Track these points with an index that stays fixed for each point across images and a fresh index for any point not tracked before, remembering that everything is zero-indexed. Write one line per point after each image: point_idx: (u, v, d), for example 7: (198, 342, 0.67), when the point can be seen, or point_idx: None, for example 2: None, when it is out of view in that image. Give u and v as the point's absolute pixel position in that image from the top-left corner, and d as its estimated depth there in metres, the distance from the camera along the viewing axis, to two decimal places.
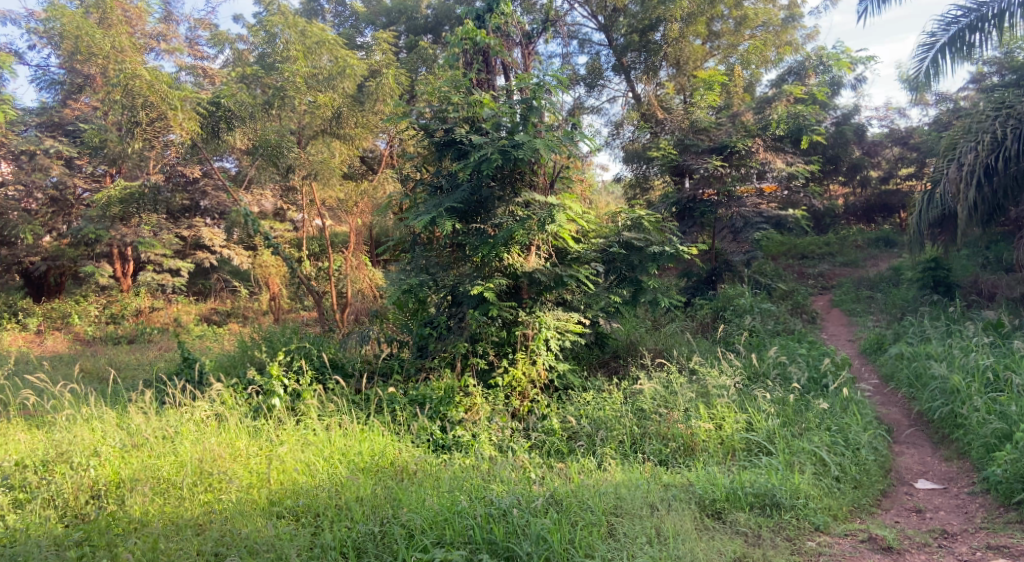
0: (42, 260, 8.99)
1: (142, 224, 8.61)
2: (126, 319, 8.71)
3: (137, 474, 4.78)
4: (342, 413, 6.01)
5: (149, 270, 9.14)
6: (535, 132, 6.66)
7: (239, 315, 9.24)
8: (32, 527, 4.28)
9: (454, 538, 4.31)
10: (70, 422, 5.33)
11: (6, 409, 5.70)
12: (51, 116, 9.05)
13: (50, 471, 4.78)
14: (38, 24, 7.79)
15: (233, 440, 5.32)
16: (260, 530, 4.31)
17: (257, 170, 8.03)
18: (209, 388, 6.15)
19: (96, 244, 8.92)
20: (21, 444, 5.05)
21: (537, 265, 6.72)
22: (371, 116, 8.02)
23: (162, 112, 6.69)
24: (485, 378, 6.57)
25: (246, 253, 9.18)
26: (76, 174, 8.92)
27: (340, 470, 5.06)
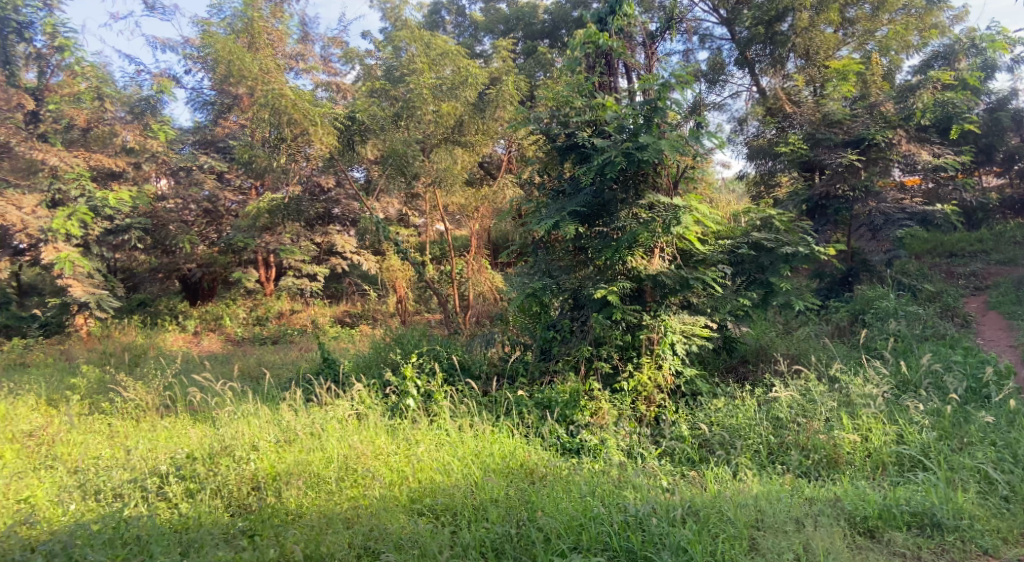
0: (198, 267, 9.73)
1: (284, 233, 9.22)
2: (270, 321, 9.37)
3: (292, 469, 5.10)
4: (472, 414, 6.15)
5: (290, 276, 9.75)
6: (659, 133, 6.45)
7: (368, 318, 9.68)
8: (204, 515, 4.62)
9: (590, 544, 4.33)
10: (231, 418, 5.78)
11: (176, 405, 6.23)
12: (204, 135, 9.73)
13: (215, 463, 5.13)
14: (193, 51, 8.45)
15: (373, 438, 5.60)
16: (404, 527, 4.50)
17: (386, 179, 8.38)
18: (350, 388, 6.48)
19: (244, 252, 9.64)
20: (191, 438, 5.49)
21: (661, 268, 6.57)
22: (492, 123, 8.17)
23: (304, 127, 7.20)
24: (610, 383, 6.49)
25: (375, 259, 9.62)
26: (226, 188, 9.60)
27: (474, 471, 5.21)
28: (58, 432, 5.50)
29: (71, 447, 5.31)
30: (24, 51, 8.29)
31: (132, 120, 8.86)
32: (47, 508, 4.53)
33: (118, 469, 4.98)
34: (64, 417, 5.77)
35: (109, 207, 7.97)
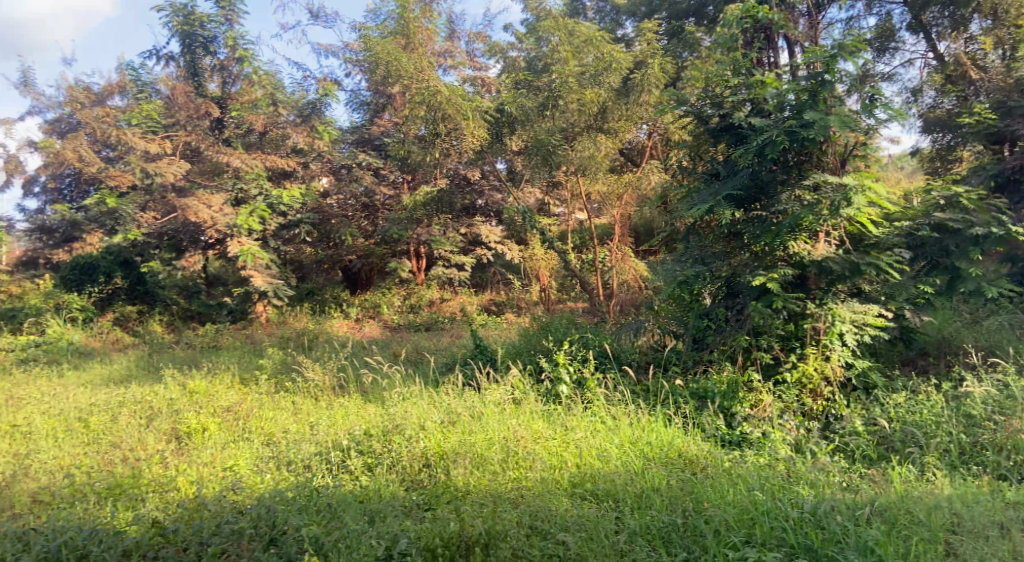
0: (357, 259, 10.29)
1: (434, 225, 9.60)
2: (422, 309, 9.80)
3: (457, 448, 5.33)
4: (627, 403, 6.09)
5: (440, 266, 10.14)
6: (826, 108, 6.01)
7: (513, 306, 9.85)
8: (382, 488, 4.93)
9: (765, 539, 4.14)
10: (399, 399, 6.13)
11: (348, 384, 6.69)
12: (362, 134, 10.21)
13: (389, 440, 5.48)
14: (353, 54, 8.97)
15: (531, 423, 5.73)
16: (569, 510, 4.55)
17: (532, 169, 8.46)
18: (506, 374, 6.65)
19: (398, 243, 10.13)
20: (365, 417, 5.88)
21: (827, 253, 6.11)
22: (635, 107, 7.87)
23: (457, 122, 7.44)
24: (770, 374, 6.13)
25: (519, 248, 9.78)
26: (382, 183, 10.08)
27: (633, 458, 5.18)
28: (251, 407, 6.09)
29: (264, 422, 5.87)
30: (210, 63, 8.97)
31: (301, 123, 9.51)
32: (249, 475, 5.01)
33: (306, 443, 5.49)
34: (255, 394, 6.37)
35: (284, 204, 8.67)
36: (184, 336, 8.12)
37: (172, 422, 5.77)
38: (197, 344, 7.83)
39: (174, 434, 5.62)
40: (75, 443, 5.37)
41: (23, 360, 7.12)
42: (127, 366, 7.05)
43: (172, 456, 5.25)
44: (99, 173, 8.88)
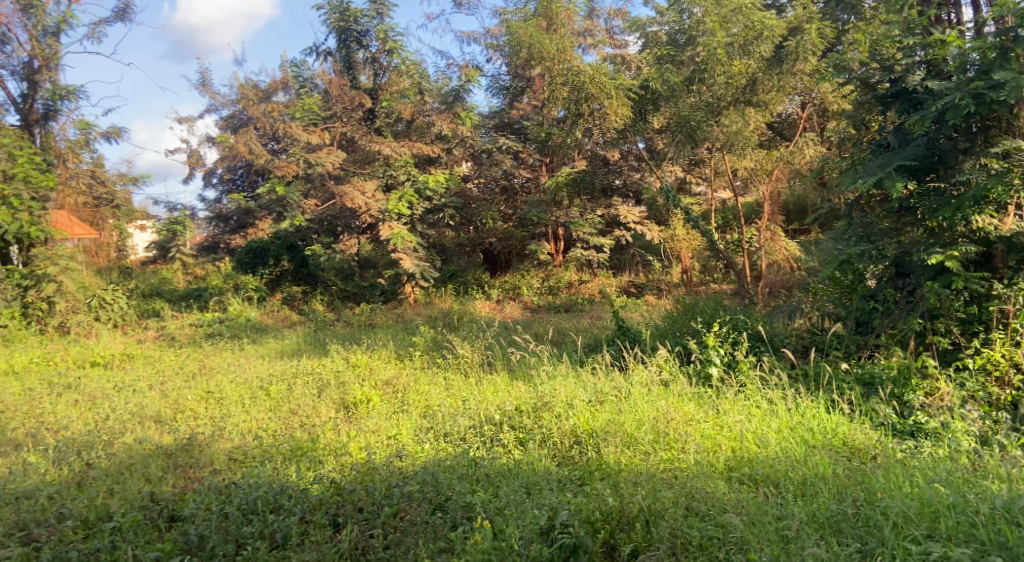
0: (497, 241, 10.51)
1: (572, 207, 9.65)
2: (561, 290, 9.88)
3: (607, 427, 5.33)
4: (784, 387, 5.82)
5: (578, 247, 10.16)
6: (1021, 66, 5.36)
7: (652, 289, 9.67)
8: (535, 462, 5.02)
9: (952, 534, 3.82)
10: (547, 377, 6.25)
11: (498, 361, 6.90)
12: (502, 119, 10.49)
13: (539, 417, 5.59)
14: (495, 39, 9.13)
15: (682, 405, 5.62)
16: (727, 492, 4.43)
17: (676, 147, 8.26)
18: (653, 354, 6.58)
19: (537, 225, 10.26)
20: (516, 393, 6.05)
21: (1018, 228, 5.60)
22: (789, 77, 7.45)
23: (601, 101, 7.42)
24: (949, 361, 5.68)
25: (660, 230, 9.58)
26: (521, 166, 10.24)
27: (793, 445, 4.95)
28: (408, 381, 6.48)
29: (421, 395, 6.20)
30: (362, 57, 9.40)
31: (444, 109, 9.85)
32: (411, 444, 5.32)
33: (461, 416, 5.74)
34: (411, 369, 6.75)
35: (430, 188, 9.05)
36: (343, 315, 8.70)
37: (340, 393, 6.24)
38: (355, 322, 8.38)
39: (343, 404, 6.08)
40: (260, 409, 5.95)
41: (210, 334, 7.96)
42: (297, 341, 7.70)
43: (343, 424, 5.70)
44: (265, 165, 9.77)
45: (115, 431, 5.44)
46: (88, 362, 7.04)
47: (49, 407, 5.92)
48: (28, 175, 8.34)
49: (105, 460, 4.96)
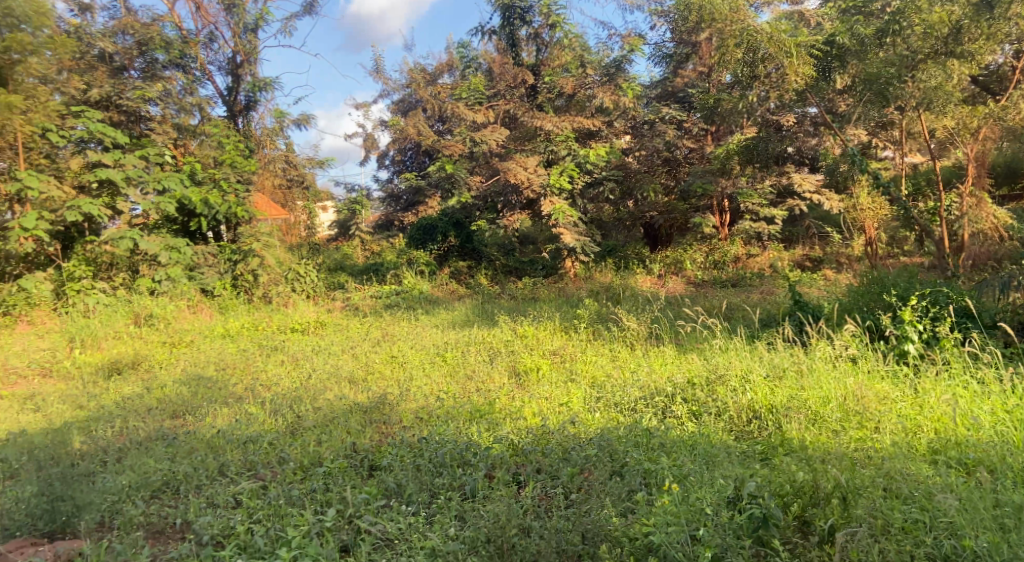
0: (659, 215, 10.32)
1: (740, 176, 9.49)
2: (727, 265, 9.44)
3: (789, 403, 5.07)
4: (998, 367, 5.23)
5: (747, 220, 9.78)
6: None
7: (831, 262, 9.24)
8: (711, 434, 4.88)
9: None
10: (719, 351, 6.07)
11: (666, 334, 6.83)
12: (666, 88, 10.28)
13: (713, 390, 5.42)
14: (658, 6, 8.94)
15: (872, 383, 5.22)
16: (933, 475, 4.06)
17: (863, 108, 7.60)
18: (837, 329, 6.17)
19: (701, 197, 10.04)
20: (687, 366, 5.92)
21: None
22: (1001, 23, 6.53)
23: (779, 62, 7.10)
24: None
25: (838, 199, 9.28)
26: (685, 136, 9.98)
27: (1011, 430, 4.44)
28: (575, 351, 6.56)
29: (589, 365, 6.27)
30: (525, 33, 9.65)
31: (605, 82, 9.51)
32: (583, 412, 5.39)
33: (632, 386, 5.70)
34: (577, 340, 6.85)
35: (590, 161, 8.96)
36: (507, 288, 8.99)
37: (511, 361, 6.46)
38: (519, 296, 8.63)
39: (514, 371, 6.30)
40: (438, 373, 6.33)
41: (389, 305, 8.59)
42: (466, 312, 8.09)
43: (516, 389, 5.90)
44: (433, 144, 10.53)
45: (316, 389, 6.08)
46: (288, 328, 7.89)
47: (261, 366, 6.74)
48: (234, 160, 9.55)
49: (311, 414, 5.58)
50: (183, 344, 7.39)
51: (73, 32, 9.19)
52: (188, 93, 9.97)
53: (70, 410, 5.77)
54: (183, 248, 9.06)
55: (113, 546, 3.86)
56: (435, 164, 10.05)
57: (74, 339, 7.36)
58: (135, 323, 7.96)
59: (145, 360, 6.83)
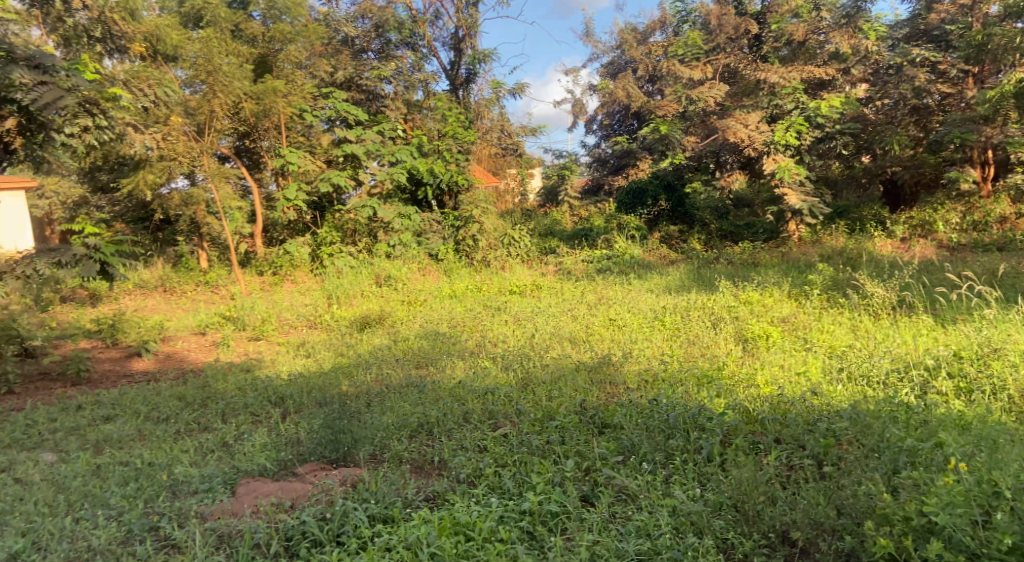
0: (903, 170, 9.31)
1: (1010, 123, 8.28)
2: (991, 227, 8.31)
3: None
4: None
5: (1020, 173, 8.38)
6: None
7: None
8: (987, 412, 4.32)
9: None
10: (991, 323, 5.35)
11: (919, 303, 6.18)
12: (916, 26, 9.25)
13: (986, 366, 4.79)
14: None
15: None
16: None
17: None
18: None
19: (957, 148, 8.84)
20: (949, 339, 5.29)
21: None
22: None
23: None
24: None
25: None
26: (938, 80, 8.94)
27: None
28: (809, 319, 6.14)
29: (826, 334, 5.84)
30: None
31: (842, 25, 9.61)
32: (823, 383, 5.02)
33: (880, 357, 5.21)
34: (809, 307, 6.41)
35: (822, 114, 8.51)
36: (724, 252, 8.67)
37: (737, 327, 6.22)
38: (737, 261, 8.25)
39: (741, 337, 6.04)
40: (659, 336, 6.28)
41: (601, 270, 8.65)
42: (681, 277, 7.91)
43: (745, 356, 5.67)
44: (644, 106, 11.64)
45: (541, 347, 6.35)
46: (508, 290, 8.30)
47: (488, 325, 7.19)
48: (456, 132, 10.08)
49: (540, 369, 5.86)
50: (418, 303, 8.16)
51: (321, 19, 10.33)
52: (416, 70, 10.73)
53: (334, 356, 6.82)
54: (413, 215, 9.99)
55: (389, 476, 4.48)
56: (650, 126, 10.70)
57: (330, 297, 8.46)
58: (377, 282, 8.90)
59: (389, 316, 7.72)
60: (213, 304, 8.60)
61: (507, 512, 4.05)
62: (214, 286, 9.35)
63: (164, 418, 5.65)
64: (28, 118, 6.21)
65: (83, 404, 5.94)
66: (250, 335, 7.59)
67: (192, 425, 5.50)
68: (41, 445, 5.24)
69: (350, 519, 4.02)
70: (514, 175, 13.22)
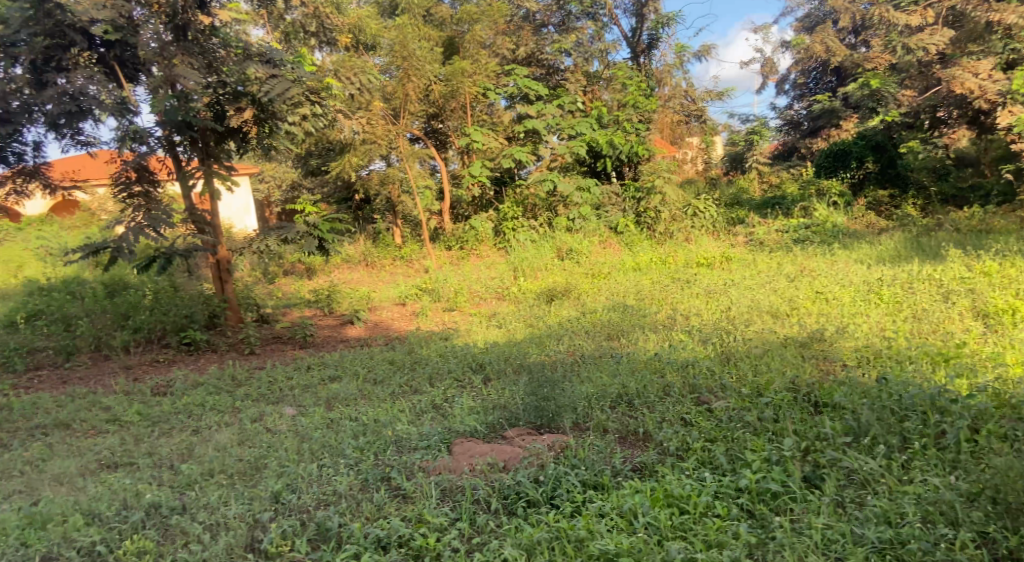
0: None
1: None
2: None
3: None
4: None
5: None
6: None
7: None
8: None
9: None
10: None
11: None
12: None
13: None
14: None
15: None
16: None
17: None
18: None
19: None
20: None
21: None
22: None
23: None
24: None
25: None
26: None
27: None
28: None
29: None
30: None
31: None
32: None
33: None
34: None
35: None
36: (948, 218, 8.00)
37: (973, 301, 5.55)
38: (964, 227, 7.51)
39: (978, 313, 5.40)
40: (879, 311, 5.77)
41: (799, 240, 8.34)
42: (897, 248, 7.33)
43: (988, 333, 5.07)
44: (858, 61, 11.68)
45: (742, 321, 6.08)
46: (695, 262, 8.12)
47: (681, 297, 7.03)
48: (637, 102, 10.28)
49: (744, 343, 5.61)
50: (603, 275, 8.20)
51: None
52: (597, 40, 10.87)
53: (525, 327, 7.14)
54: (593, 188, 10.15)
55: (596, 443, 4.60)
56: (865, 80, 11.21)
57: (515, 270, 8.87)
58: (558, 256, 9.12)
59: (575, 289, 7.84)
60: (410, 277, 9.43)
61: (723, 488, 3.93)
62: (409, 260, 10.16)
63: (380, 380, 6.41)
64: (262, 109, 7.26)
65: (312, 364, 6.92)
66: (445, 306, 8.28)
67: (405, 388, 6.15)
68: (282, 400, 6.18)
69: (564, 484, 4.22)
70: (693, 144, 13.84)
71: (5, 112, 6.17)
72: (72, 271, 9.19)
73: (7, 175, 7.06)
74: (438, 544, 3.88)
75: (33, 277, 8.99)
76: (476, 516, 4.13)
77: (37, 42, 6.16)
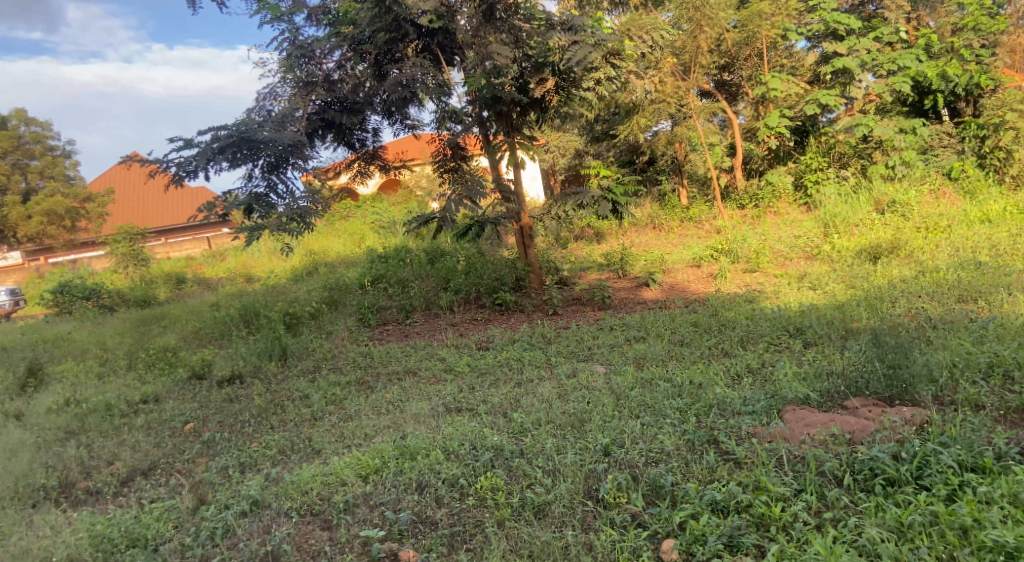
0: None
1: None
2: None
3: None
4: None
5: None
6: None
7: None
8: None
9: None
10: None
11: None
12: None
13: None
14: None
15: None
16: None
17: None
18: None
19: None
20: None
21: None
22: None
23: None
24: None
25: None
26: None
27: None
28: None
29: None
30: None
31: None
32: None
33: None
34: None
35: None
36: None
37: None
38: None
39: None
40: None
41: None
42: None
43: None
44: None
45: None
46: None
47: None
48: (978, 24, 9.38)
49: None
50: (940, 229, 7.45)
51: None
52: None
53: (846, 288, 6.50)
54: (918, 129, 9.71)
55: (969, 420, 3.95)
56: None
57: (827, 227, 8.38)
58: (878, 209, 8.62)
59: (905, 246, 7.09)
60: (703, 239, 9.19)
61: None
62: (698, 222, 10.00)
63: (687, 341, 6.27)
64: (562, 77, 7.54)
65: (614, 325, 7.03)
66: (746, 267, 7.86)
67: (715, 350, 5.95)
68: (592, 356, 6.41)
69: (933, 463, 3.66)
70: None
71: (356, 101, 7.37)
72: (400, 241, 10.57)
73: (352, 158, 8.20)
74: (786, 515, 3.65)
75: (372, 247, 10.55)
76: (825, 490, 3.78)
77: (379, 37, 7.05)
